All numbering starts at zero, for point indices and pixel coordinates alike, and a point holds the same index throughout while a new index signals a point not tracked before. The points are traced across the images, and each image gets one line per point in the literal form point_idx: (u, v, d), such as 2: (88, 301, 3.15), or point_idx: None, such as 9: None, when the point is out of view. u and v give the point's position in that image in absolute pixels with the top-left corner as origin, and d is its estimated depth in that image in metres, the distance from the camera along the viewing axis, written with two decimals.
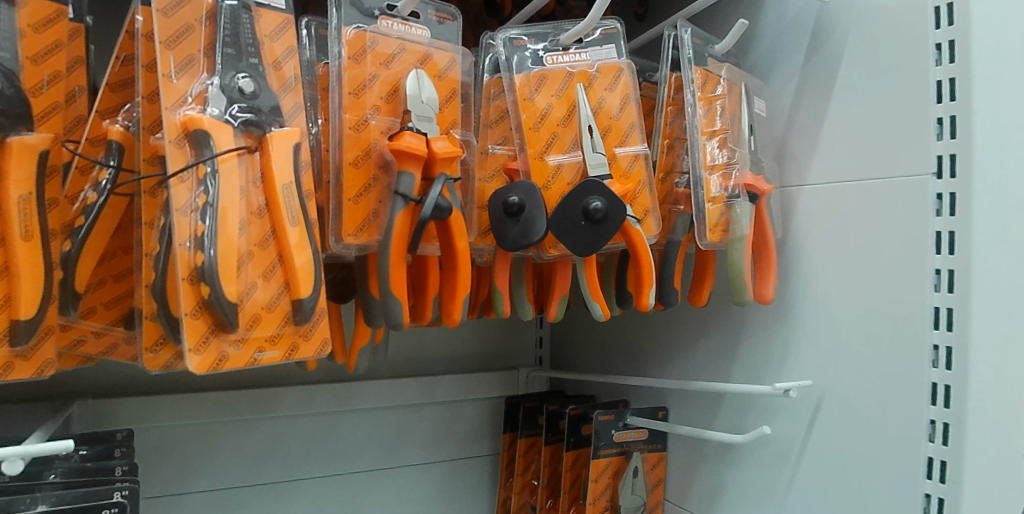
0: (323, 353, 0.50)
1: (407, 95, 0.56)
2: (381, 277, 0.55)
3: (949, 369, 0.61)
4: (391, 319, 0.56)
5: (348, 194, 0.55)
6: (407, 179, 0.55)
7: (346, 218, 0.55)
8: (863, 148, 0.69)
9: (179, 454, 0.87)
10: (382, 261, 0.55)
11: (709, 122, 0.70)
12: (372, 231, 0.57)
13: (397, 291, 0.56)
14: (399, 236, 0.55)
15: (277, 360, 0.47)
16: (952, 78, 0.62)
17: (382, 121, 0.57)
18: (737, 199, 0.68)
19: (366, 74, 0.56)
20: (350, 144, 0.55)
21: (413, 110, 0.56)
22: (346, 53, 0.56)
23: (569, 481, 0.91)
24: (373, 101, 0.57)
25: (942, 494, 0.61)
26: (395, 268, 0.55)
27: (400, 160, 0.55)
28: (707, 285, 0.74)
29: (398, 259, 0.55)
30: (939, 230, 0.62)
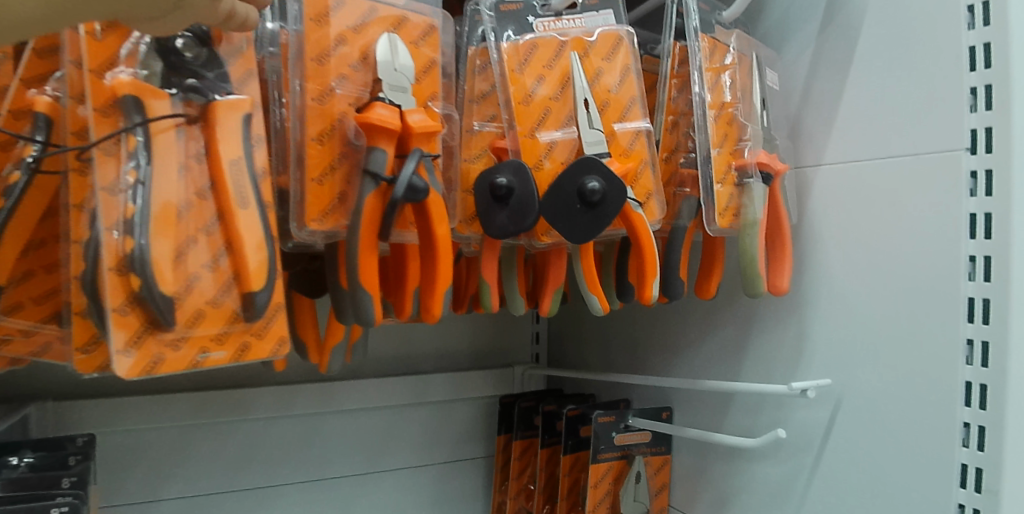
0: (278, 354, 0.44)
1: (378, 62, 0.51)
2: (350, 269, 0.49)
3: (985, 366, 0.55)
4: (361, 317, 0.50)
5: (311, 174, 0.49)
6: (380, 156, 0.49)
7: (309, 201, 0.49)
8: (886, 122, 0.63)
9: (148, 459, 0.81)
10: (350, 250, 0.49)
11: (717, 96, 0.63)
12: (339, 217, 0.51)
13: (368, 284, 0.50)
14: (368, 222, 0.49)
15: (224, 362, 0.42)
16: (987, 43, 0.56)
17: (351, 93, 0.51)
18: (751, 180, 0.62)
19: (331, 40, 0.50)
20: (313, 117, 0.49)
21: (385, 79, 0.51)
22: (307, 14, 0.50)
23: (568, 486, 0.86)
24: (340, 71, 0.50)
25: (977, 504, 0.55)
26: (364, 258, 0.49)
27: (371, 135, 0.49)
28: (715, 276, 0.68)
29: (368, 248, 0.49)
30: (974, 212, 0.56)
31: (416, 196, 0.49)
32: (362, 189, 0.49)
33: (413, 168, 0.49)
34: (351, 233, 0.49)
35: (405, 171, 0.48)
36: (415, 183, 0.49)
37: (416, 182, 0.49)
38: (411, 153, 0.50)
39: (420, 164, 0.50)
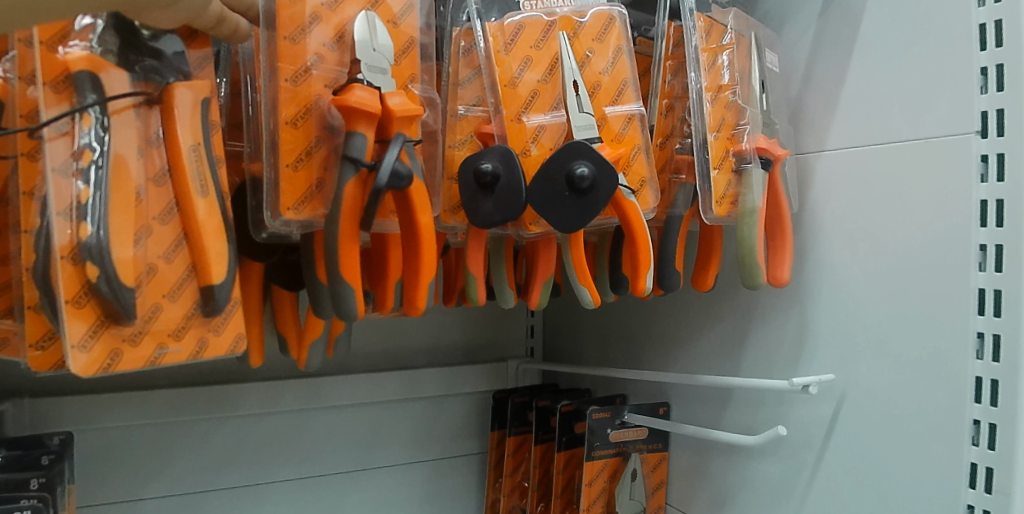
0: (239, 350, 0.43)
1: (355, 41, 0.48)
2: (330, 261, 0.47)
3: (997, 361, 0.52)
4: (344, 311, 0.47)
5: (283, 160, 0.46)
6: (360, 141, 0.46)
7: (284, 189, 0.46)
8: (891, 106, 0.60)
9: (130, 458, 0.78)
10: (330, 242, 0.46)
11: (714, 78, 0.60)
12: (315, 206, 0.48)
13: (348, 277, 0.47)
14: (347, 210, 0.46)
15: (182, 358, 0.40)
16: (998, 20, 0.53)
17: (327, 71, 0.48)
18: (749, 165, 0.59)
19: (304, 17, 0.47)
20: (286, 99, 0.46)
21: (363, 59, 0.48)
22: None
23: (562, 484, 0.83)
24: (315, 49, 0.47)
25: (988, 506, 0.52)
26: (344, 249, 0.46)
27: (348, 118, 0.46)
28: (713, 268, 0.65)
29: (348, 238, 0.47)
30: (985, 199, 0.53)
31: (399, 183, 0.46)
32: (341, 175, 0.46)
33: (396, 153, 0.47)
34: (329, 222, 0.46)
35: (388, 157, 0.46)
36: (398, 169, 0.46)
37: (398, 168, 0.46)
38: (393, 138, 0.47)
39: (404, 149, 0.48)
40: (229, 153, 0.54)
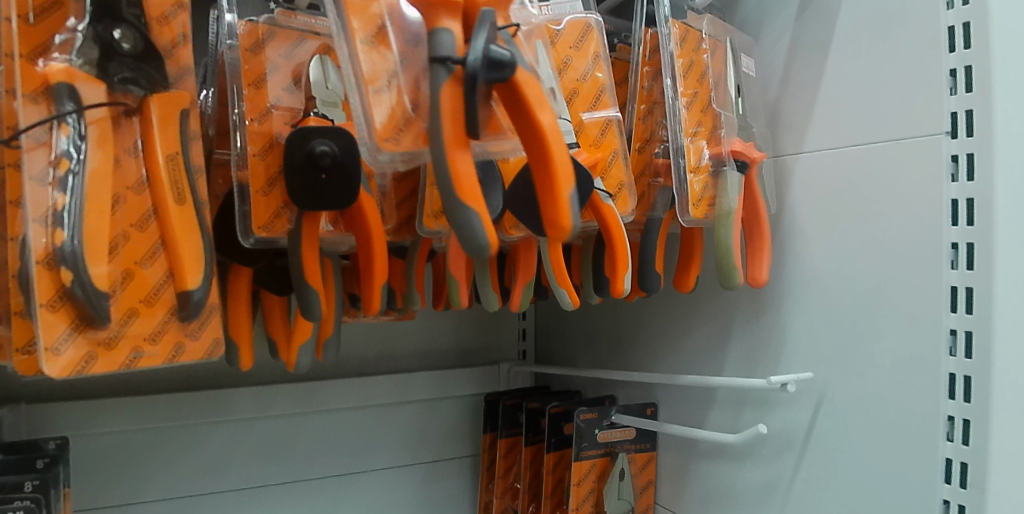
0: (216, 354, 0.44)
1: None
2: (440, 183, 0.38)
3: (969, 358, 0.53)
4: (472, 240, 0.38)
5: (371, 86, 0.41)
6: (448, 36, 0.39)
7: (374, 104, 0.41)
8: (867, 108, 0.61)
9: (126, 462, 0.79)
10: (435, 157, 0.38)
11: (690, 83, 0.61)
12: (417, 127, 0.42)
13: (471, 199, 0.38)
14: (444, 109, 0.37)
15: (158, 362, 0.41)
16: (966, 23, 0.54)
17: None
18: (724, 168, 0.61)
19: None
20: (357, 20, 0.42)
21: None
22: None
23: (552, 484, 0.84)
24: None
25: (962, 500, 0.53)
26: (456, 161, 0.37)
27: (431, 15, 0.40)
28: (693, 269, 0.66)
29: (457, 141, 0.38)
30: (955, 199, 0.54)
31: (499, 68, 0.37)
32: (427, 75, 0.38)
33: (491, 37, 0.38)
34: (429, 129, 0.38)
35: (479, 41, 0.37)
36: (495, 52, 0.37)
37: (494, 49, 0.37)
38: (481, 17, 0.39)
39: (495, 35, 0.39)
40: (216, 160, 0.55)
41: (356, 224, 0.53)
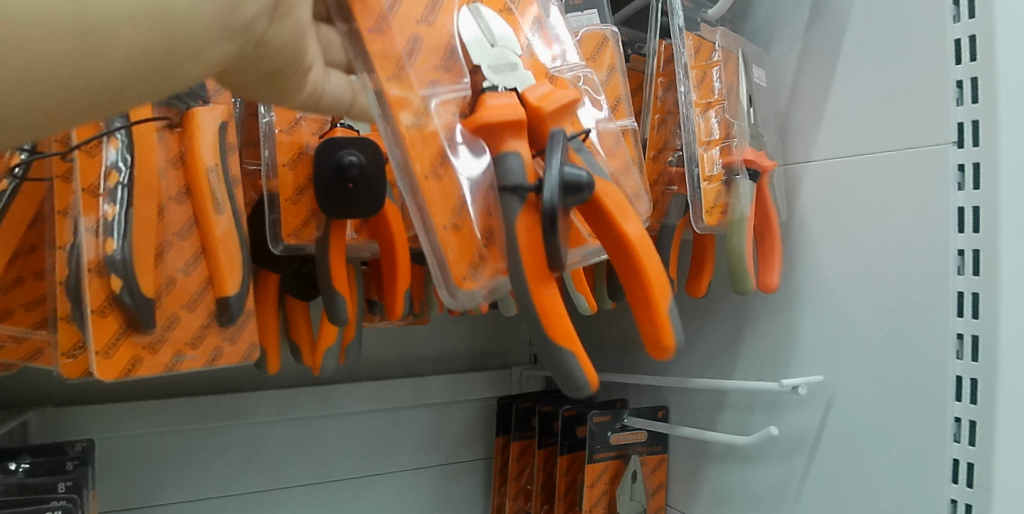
0: (252, 358, 0.46)
1: (471, 44, 0.42)
2: (528, 320, 0.37)
3: (975, 361, 0.54)
4: (571, 381, 0.37)
5: (439, 222, 0.37)
6: (516, 158, 0.38)
7: (449, 246, 0.37)
8: (875, 118, 0.63)
9: (148, 465, 0.81)
10: (519, 295, 0.37)
11: (704, 94, 0.64)
12: (496, 257, 0.39)
13: (563, 337, 0.37)
14: (520, 239, 0.37)
15: (198, 365, 0.43)
16: (972, 36, 0.56)
17: (450, 95, 0.40)
18: (736, 177, 0.62)
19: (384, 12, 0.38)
20: (417, 148, 0.37)
21: (484, 63, 0.41)
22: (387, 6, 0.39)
23: (565, 486, 0.86)
24: (430, 73, 0.39)
25: (970, 500, 0.54)
26: (540, 298, 0.37)
27: (497, 138, 0.38)
28: (705, 275, 0.68)
29: (538, 278, 0.37)
30: (962, 206, 0.56)
31: (577, 189, 0.36)
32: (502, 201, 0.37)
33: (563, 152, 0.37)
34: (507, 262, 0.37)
35: (551, 164, 0.36)
36: (570, 176, 0.36)
37: (568, 171, 0.36)
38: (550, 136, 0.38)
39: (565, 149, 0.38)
40: (246, 171, 0.57)
41: (382, 231, 0.54)
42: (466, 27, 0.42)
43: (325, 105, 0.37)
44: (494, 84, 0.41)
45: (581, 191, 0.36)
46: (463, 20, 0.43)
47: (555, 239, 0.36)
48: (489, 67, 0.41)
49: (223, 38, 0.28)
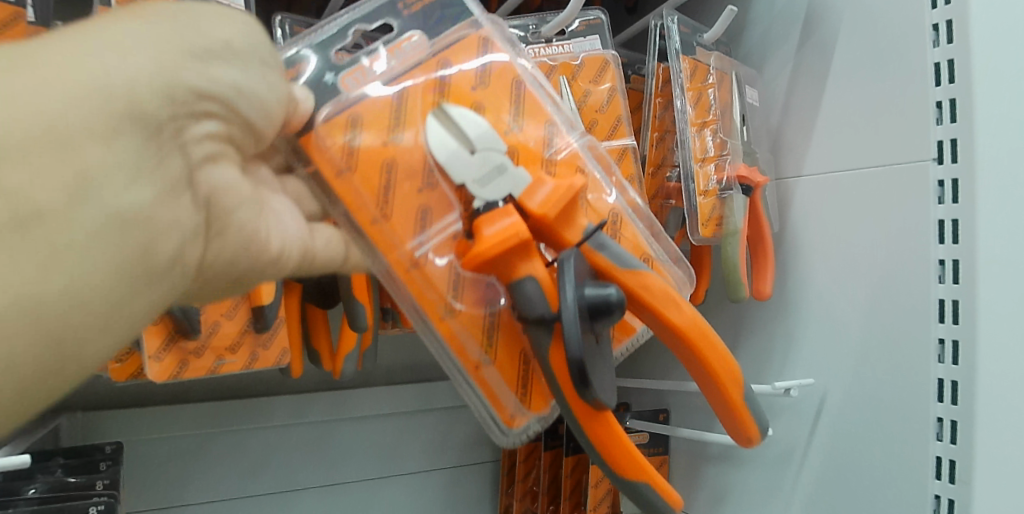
0: (282, 362, 0.56)
1: (444, 155, 0.45)
2: (606, 470, 0.47)
3: (956, 364, 0.57)
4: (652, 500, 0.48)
5: (468, 360, 0.46)
6: (532, 283, 0.43)
7: (490, 391, 0.46)
8: (863, 135, 0.67)
9: (172, 467, 0.85)
10: (581, 440, 0.46)
11: (699, 113, 0.68)
12: (536, 386, 0.48)
13: (633, 471, 0.47)
14: (570, 390, 0.43)
15: (236, 367, 0.53)
16: (951, 59, 0.58)
17: (437, 223, 0.46)
18: (730, 193, 0.67)
19: (343, 159, 0.45)
20: (430, 294, 0.45)
21: (466, 177, 0.45)
22: (333, 138, 0.45)
23: (569, 487, 0.89)
24: (408, 216, 0.46)
25: (951, 495, 0.57)
26: (609, 452, 0.46)
27: (511, 267, 0.44)
28: (703, 283, 0.73)
29: (603, 433, 0.45)
30: (942, 219, 0.59)
31: (607, 310, 0.42)
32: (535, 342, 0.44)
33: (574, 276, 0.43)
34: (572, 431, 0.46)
35: (566, 299, 0.42)
36: (593, 300, 0.42)
37: (588, 297, 0.42)
38: (560, 258, 0.43)
39: (579, 266, 0.44)
40: None
41: None
42: (436, 139, 0.46)
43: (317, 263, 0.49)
44: (484, 200, 0.45)
45: (609, 312, 0.42)
46: (431, 132, 0.46)
47: (595, 375, 0.42)
48: (475, 180, 0.45)
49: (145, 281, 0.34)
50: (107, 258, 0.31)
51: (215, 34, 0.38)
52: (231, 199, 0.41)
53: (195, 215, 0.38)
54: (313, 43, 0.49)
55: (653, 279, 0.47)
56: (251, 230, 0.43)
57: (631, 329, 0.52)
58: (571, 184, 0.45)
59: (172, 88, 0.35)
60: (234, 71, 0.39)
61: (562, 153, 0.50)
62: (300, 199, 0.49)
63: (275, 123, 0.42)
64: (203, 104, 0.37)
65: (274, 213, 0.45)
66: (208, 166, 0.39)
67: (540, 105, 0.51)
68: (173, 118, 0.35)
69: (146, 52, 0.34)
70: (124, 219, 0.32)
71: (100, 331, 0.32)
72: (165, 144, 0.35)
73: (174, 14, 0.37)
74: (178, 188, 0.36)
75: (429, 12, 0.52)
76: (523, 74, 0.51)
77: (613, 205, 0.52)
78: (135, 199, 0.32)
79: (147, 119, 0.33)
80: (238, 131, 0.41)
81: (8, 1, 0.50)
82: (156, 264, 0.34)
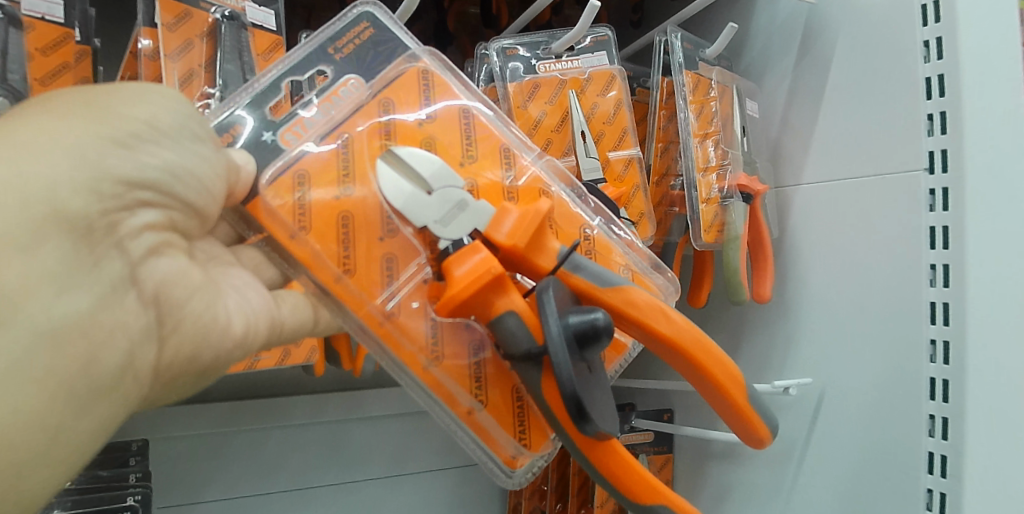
0: (311, 358, 0.66)
1: (399, 202, 0.48)
2: (619, 495, 0.50)
3: (947, 364, 0.60)
4: None
5: (460, 410, 0.49)
6: (513, 317, 0.46)
7: (487, 436, 0.49)
8: (860, 144, 0.70)
9: (192, 465, 0.87)
10: (588, 469, 0.49)
11: (701, 125, 0.72)
12: (538, 426, 0.50)
13: (648, 493, 0.50)
14: (572, 424, 0.46)
15: (270, 363, 0.64)
16: (941, 74, 0.61)
17: (403, 272, 0.49)
18: (731, 200, 0.70)
19: (294, 221, 0.48)
20: (404, 347, 0.48)
21: (427, 220, 0.48)
22: (280, 202, 0.47)
23: (577, 484, 0.92)
24: (371, 269, 0.49)
25: (943, 489, 0.60)
26: (620, 481, 0.49)
27: (489, 306, 0.47)
28: (705, 286, 0.76)
29: (610, 462, 0.48)
30: (933, 226, 0.62)
31: (595, 335, 0.45)
32: (528, 376, 0.46)
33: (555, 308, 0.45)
34: (582, 465, 0.49)
35: (552, 332, 0.44)
36: (578, 327, 0.45)
37: (573, 325, 0.45)
38: (539, 291, 0.46)
39: (557, 295, 0.46)
40: None
41: None
42: (390, 185, 0.48)
43: (286, 329, 0.51)
44: (449, 238, 0.48)
45: (597, 337, 0.45)
46: (384, 178, 0.48)
47: (592, 405, 0.45)
48: (438, 221, 0.48)
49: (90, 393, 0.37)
50: (49, 375, 0.34)
51: (139, 115, 0.40)
52: (182, 290, 0.42)
53: (142, 315, 0.40)
54: (245, 102, 0.50)
55: (637, 295, 0.50)
56: (208, 318, 0.44)
57: (623, 347, 0.55)
58: (539, 210, 0.48)
59: (98, 184, 0.37)
60: (162, 151, 0.41)
61: (521, 180, 0.54)
62: (258, 268, 0.52)
63: (216, 198, 0.44)
64: (136, 193, 0.39)
65: (234, 290, 0.47)
66: (151, 258, 0.41)
67: (489, 129, 0.54)
68: (105, 215, 0.37)
69: (72, 153, 0.36)
70: (60, 330, 0.35)
71: (46, 446, 0.35)
72: (97, 242, 0.37)
73: (97, 104, 0.39)
74: (120, 288, 0.38)
75: (361, 52, 0.53)
76: (468, 103, 0.54)
77: (584, 221, 0.54)
78: (72, 307, 0.35)
79: (73, 221, 0.35)
80: (176, 213, 0.43)
81: (57, 22, 0.57)
82: (101, 374, 0.37)
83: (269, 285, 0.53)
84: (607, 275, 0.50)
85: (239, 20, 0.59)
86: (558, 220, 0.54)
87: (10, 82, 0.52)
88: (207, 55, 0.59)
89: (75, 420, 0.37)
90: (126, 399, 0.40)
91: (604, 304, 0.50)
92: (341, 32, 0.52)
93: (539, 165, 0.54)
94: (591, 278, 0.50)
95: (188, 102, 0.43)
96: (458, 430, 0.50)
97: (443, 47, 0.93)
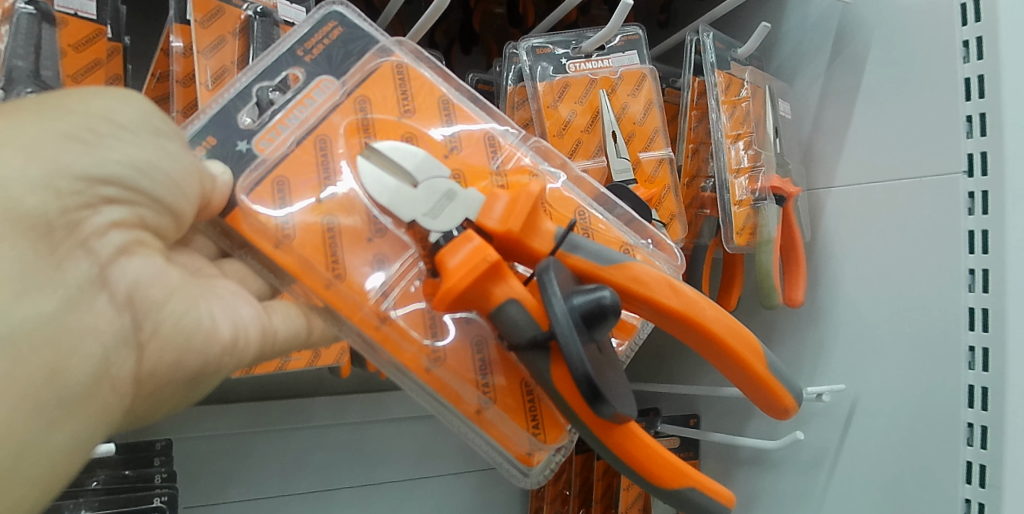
0: (340, 360, 0.66)
1: (386, 198, 0.47)
2: (648, 486, 0.49)
3: (986, 371, 0.58)
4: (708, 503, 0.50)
5: (467, 410, 0.48)
6: (514, 306, 0.45)
7: (499, 434, 0.48)
8: (895, 146, 0.68)
9: (215, 466, 0.86)
10: (611, 460, 0.48)
11: (734, 125, 0.71)
12: (551, 422, 0.50)
13: (677, 480, 0.49)
14: (587, 409, 0.45)
15: (301, 363, 0.64)
16: (981, 75, 0.60)
17: (397, 270, 0.48)
18: (764, 202, 0.69)
19: (278, 232, 0.47)
20: (397, 349, 0.47)
21: (415, 215, 0.47)
22: (253, 200, 0.47)
23: (601, 489, 0.91)
24: (362, 270, 0.47)
25: (982, 499, 0.58)
26: (646, 469, 0.48)
27: (488, 295, 0.45)
28: (735, 291, 0.76)
29: (631, 448, 0.47)
30: (972, 229, 0.60)
31: (601, 315, 0.43)
32: (537, 364, 0.46)
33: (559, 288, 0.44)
34: (602, 454, 0.48)
35: (558, 314, 0.42)
36: (585, 307, 0.43)
37: (579, 306, 0.43)
38: (540, 272, 0.44)
39: (559, 276, 0.45)
40: None
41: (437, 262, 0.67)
42: (374, 182, 0.47)
43: (280, 339, 0.49)
44: (440, 230, 0.47)
45: (604, 316, 0.43)
46: (369, 174, 0.47)
47: (608, 387, 0.44)
48: (427, 213, 0.47)
49: (59, 406, 0.34)
50: (10, 382, 0.32)
51: (94, 111, 0.39)
52: (158, 290, 0.41)
53: (116, 319, 0.38)
54: (214, 113, 0.49)
55: (640, 270, 0.49)
56: (190, 321, 0.43)
57: (631, 329, 0.55)
58: (530, 192, 0.47)
59: (56, 180, 0.35)
60: (124, 146, 0.40)
61: (509, 164, 0.53)
62: (244, 280, 0.50)
63: (191, 199, 0.43)
64: (98, 188, 0.38)
65: (221, 299, 0.46)
66: (122, 258, 0.39)
67: (467, 112, 0.53)
68: (66, 213, 0.36)
69: (30, 152, 0.35)
70: (23, 334, 0.33)
71: (11, 464, 0.32)
72: (59, 242, 0.35)
73: (50, 104, 0.38)
74: (88, 290, 0.36)
75: (331, 52, 0.52)
76: (446, 92, 0.53)
77: (579, 205, 0.53)
78: (35, 310, 0.33)
79: (31, 219, 0.34)
80: (144, 210, 0.41)
81: (91, 19, 0.58)
82: (71, 384, 0.35)
83: (259, 296, 0.51)
84: (606, 252, 0.49)
85: (270, 17, 0.59)
86: (553, 203, 0.52)
87: (43, 79, 0.51)
88: (239, 51, 0.59)
89: (44, 435, 0.34)
90: (102, 412, 0.37)
91: (608, 282, 0.49)
92: (309, 35, 0.52)
93: (526, 150, 0.54)
94: (592, 260, 0.49)
95: (145, 100, 0.43)
96: (470, 433, 0.49)
97: (471, 47, 0.93)
